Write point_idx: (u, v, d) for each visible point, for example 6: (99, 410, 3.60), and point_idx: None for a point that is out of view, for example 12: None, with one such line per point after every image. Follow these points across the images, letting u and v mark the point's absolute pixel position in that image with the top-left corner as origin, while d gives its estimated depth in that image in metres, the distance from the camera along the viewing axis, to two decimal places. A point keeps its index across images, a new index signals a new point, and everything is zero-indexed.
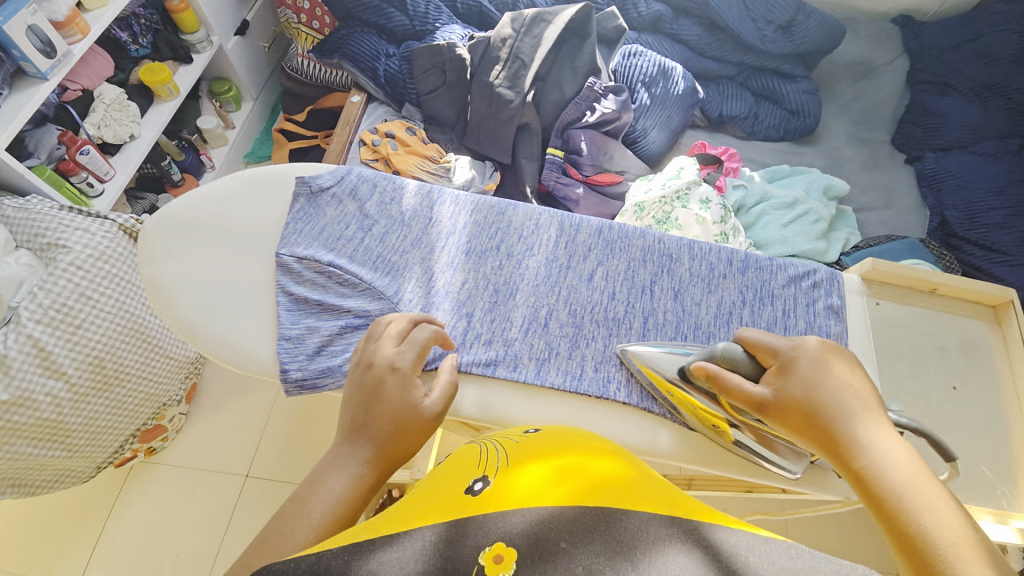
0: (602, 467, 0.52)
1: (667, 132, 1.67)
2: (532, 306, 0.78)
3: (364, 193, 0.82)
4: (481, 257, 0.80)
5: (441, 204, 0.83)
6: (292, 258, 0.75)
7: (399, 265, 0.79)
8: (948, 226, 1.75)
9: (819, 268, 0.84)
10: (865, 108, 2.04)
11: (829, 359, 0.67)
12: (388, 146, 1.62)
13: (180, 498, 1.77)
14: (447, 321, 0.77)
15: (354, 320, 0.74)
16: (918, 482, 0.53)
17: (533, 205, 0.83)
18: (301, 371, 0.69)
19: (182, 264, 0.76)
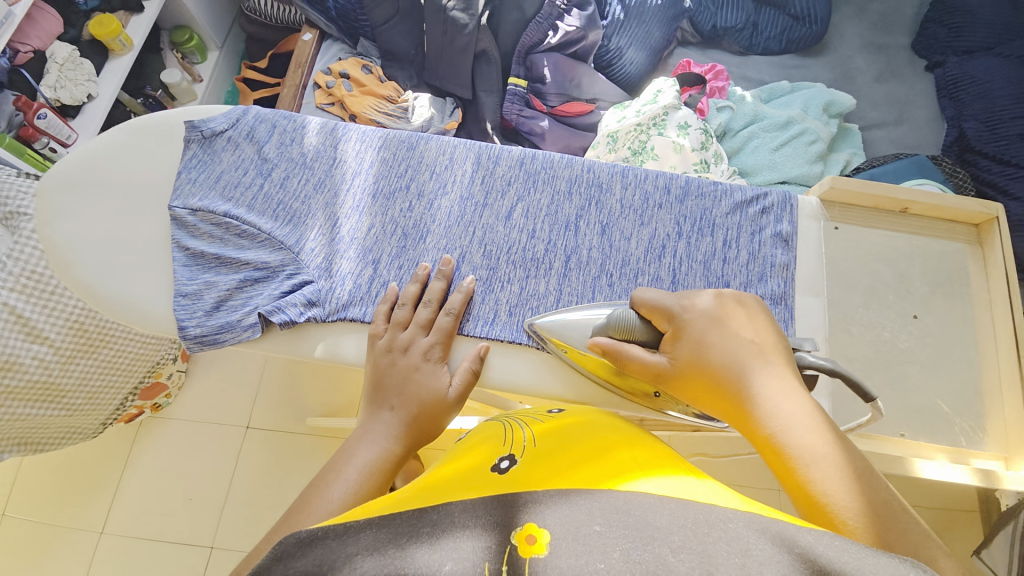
0: (628, 453, 0.57)
1: (646, 50, 1.49)
2: (442, 249, 0.75)
3: (263, 135, 0.80)
4: (390, 199, 0.77)
5: (346, 142, 0.81)
6: (186, 211, 0.75)
7: (301, 212, 0.77)
8: (965, 140, 1.57)
9: (771, 192, 0.75)
10: (884, 8, 1.79)
11: (726, 316, 0.63)
12: (342, 88, 1.51)
13: (187, 449, 1.88)
14: (353, 270, 0.75)
15: (254, 272, 0.74)
16: (812, 436, 0.51)
17: (446, 138, 0.79)
18: (198, 328, 0.70)
19: (75, 221, 0.75)
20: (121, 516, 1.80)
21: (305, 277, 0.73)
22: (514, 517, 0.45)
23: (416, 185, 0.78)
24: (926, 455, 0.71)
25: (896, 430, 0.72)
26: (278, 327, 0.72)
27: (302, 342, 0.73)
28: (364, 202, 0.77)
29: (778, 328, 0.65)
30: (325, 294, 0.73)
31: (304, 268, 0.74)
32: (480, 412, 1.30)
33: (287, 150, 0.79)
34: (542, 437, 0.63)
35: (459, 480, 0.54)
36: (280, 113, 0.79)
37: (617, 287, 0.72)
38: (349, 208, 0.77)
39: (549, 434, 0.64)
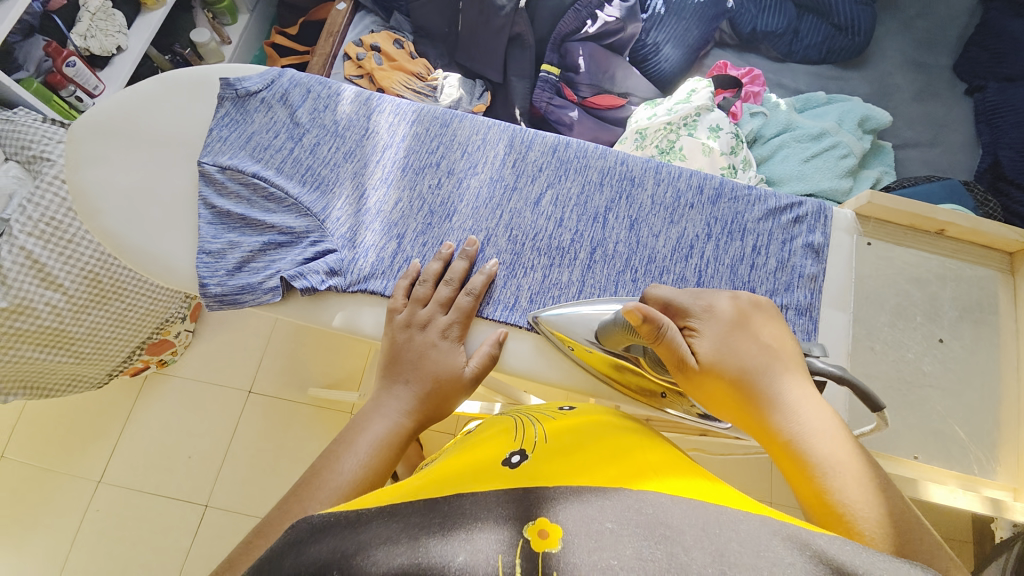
0: (639, 456, 0.56)
1: (683, 48, 1.46)
2: (468, 230, 0.74)
3: (297, 99, 0.80)
4: (419, 174, 0.77)
5: (379, 113, 0.80)
6: (215, 168, 0.75)
7: (329, 180, 0.76)
8: (999, 168, 1.53)
9: (806, 201, 0.73)
10: (929, 26, 1.74)
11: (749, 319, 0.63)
12: (372, 61, 1.50)
13: (189, 408, 1.90)
14: (376, 242, 0.74)
15: (279, 236, 0.74)
16: (834, 445, 0.52)
17: (481, 118, 0.78)
18: (220, 287, 0.70)
19: (104, 171, 0.75)
20: (120, 466, 1.83)
21: (328, 245, 0.73)
22: (527, 512, 0.44)
23: (446, 162, 0.77)
24: (936, 480, 0.71)
25: (909, 453, 0.71)
26: (298, 293, 0.72)
27: (321, 310, 0.73)
28: (393, 175, 0.76)
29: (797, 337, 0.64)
30: (346, 264, 0.73)
31: (328, 237, 0.74)
32: (486, 398, 1.30)
33: (319, 116, 0.78)
34: (555, 434, 0.63)
35: (469, 472, 0.53)
36: (316, 79, 0.78)
37: (640, 283, 0.71)
38: (377, 180, 0.76)
39: (558, 431, 0.64)
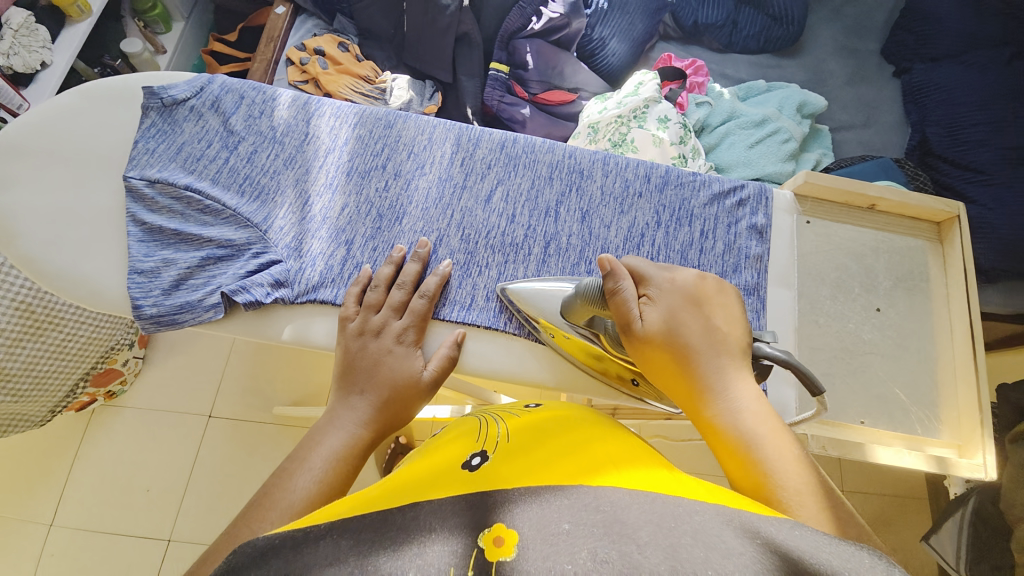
0: (597, 450, 0.57)
1: (628, 42, 1.49)
2: (419, 231, 0.73)
3: (230, 105, 0.76)
4: (365, 178, 0.75)
5: (319, 116, 0.77)
6: (144, 183, 0.71)
7: (270, 189, 0.73)
8: (927, 145, 1.62)
9: (748, 184, 0.76)
10: (855, 14, 1.85)
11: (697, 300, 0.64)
12: (317, 65, 1.46)
13: (145, 439, 1.80)
14: (325, 250, 0.72)
15: (218, 250, 0.70)
16: (767, 428, 0.53)
17: (425, 117, 0.77)
18: (156, 308, 0.66)
19: (17, 192, 0.69)
20: (71, 508, 1.71)
21: (273, 257, 0.70)
22: (483, 519, 0.44)
23: (392, 164, 0.75)
24: (883, 442, 0.74)
25: (858, 419, 0.74)
26: (244, 308, 0.69)
27: (270, 325, 0.70)
28: (338, 179, 0.74)
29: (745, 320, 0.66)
30: (294, 274, 0.70)
31: (272, 248, 0.71)
32: (458, 401, 1.28)
33: (255, 123, 0.75)
34: (516, 434, 0.63)
35: (427, 479, 0.53)
36: (247, 84, 0.75)
37: (595, 274, 0.72)
38: (321, 186, 0.74)
39: (520, 430, 0.64)
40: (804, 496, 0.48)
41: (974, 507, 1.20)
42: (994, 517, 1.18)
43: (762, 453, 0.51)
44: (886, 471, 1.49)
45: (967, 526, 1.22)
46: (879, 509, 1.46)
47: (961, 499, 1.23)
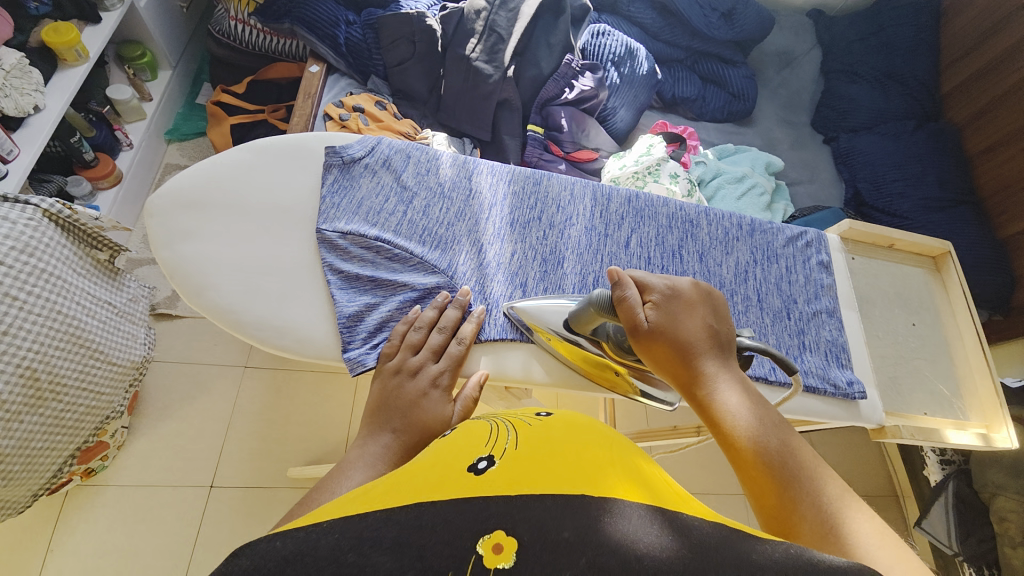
0: (592, 451, 0.58)
1: (633, 111, 1.74)
2: (580, 273, 0.84)
3: (399, 164, 0.90)
4: (526, 228, 0.86)
5: (478, 174, 0.90)
6: (336, 234, 0.83)
7: (447, 239, 0.85)
8: (860, 197, 2.04)
9: (808, 230, 0.95)
10: (790, 93, 2.30)
11: (695, 303, 0.72)
12: (359, 121, 1.53)
13: (133, 520, 1.60)
14: (504, 292, 0.83)
15: (411, 293, 0.82)
16: (753, 413, 0.62)
17: (567, 176, 0.89)
18: (362, 350, 0.78)
19: (200, 244, 0.84)
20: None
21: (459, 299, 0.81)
22: (481, 521, 0.44)
23: (546, 216, 0.87)
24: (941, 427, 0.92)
25: (922, 410, 0.92)
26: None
27: (467, 363, 0.80)
28: (504, 230, 0.86)
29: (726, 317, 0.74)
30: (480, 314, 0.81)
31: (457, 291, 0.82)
32: None
33: (425, 179, 0.88)
34: (528, 437, 0.60)
35: (432, 482, 0.50)
36: (417, 147, 0.89)
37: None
38: (490, 235, 0.86)
39: (532, 435, 0.61)
40: (788, 462, 0.58)
41: (953, 491, 1.51)
42: (969, 497, 1.49)
43: (752, 433, 0.60)
44: (856, 473, 1.80)
45: (951, 507, 1.50)
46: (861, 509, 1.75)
47: (942, 487, 1.54)
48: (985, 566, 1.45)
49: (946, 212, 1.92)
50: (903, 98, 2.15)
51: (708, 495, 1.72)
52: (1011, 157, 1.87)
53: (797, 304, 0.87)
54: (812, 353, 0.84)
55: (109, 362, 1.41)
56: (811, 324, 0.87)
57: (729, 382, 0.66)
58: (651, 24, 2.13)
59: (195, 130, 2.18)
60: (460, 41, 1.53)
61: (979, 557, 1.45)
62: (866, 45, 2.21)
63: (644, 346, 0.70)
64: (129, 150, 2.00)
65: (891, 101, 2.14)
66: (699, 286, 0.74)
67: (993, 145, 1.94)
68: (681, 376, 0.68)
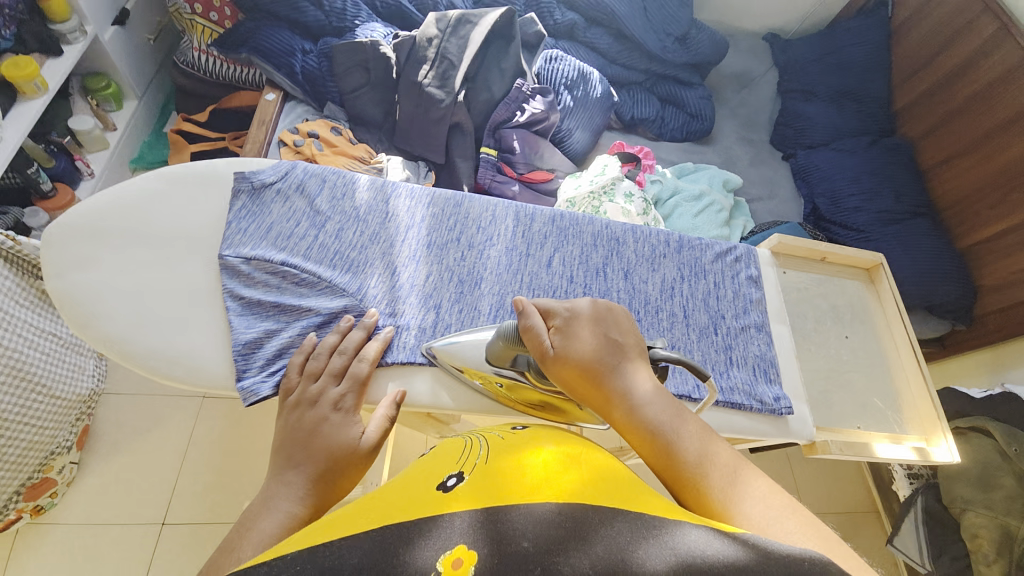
0: (555, 459, 0.61)
1: (589, 132, 1.78)
2: (496, 294, 0.84)
3: (314, 188, 0.91)
4: (442, 249, 0.87)
5: (396, 198, 0.92)
6: (241, 260, 0.84)
7: (359, 262, 0.86)
8: (818, 211, 2.07)
9: (738, 245, 0.96)
10: (749, 113, 2.36)
11: (599, 318, 0.71)
12: (312, 147, 1.54)
13: (83, 559, 1.53)
14: (416, 314, 0.83)
15: (318, 317, 0.82)
16: (689, 429, 0.62)
17: (487, 197, 0.90)
18: (259, 377, 0.77)
19: (94, 272, 0.83)
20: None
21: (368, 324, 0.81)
22: (444, 539, 0.46)
23: (465, 237, 0.88)
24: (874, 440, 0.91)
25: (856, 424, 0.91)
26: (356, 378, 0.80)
27: (372, 387, 0.79)
28: (419, 252, 0.87)
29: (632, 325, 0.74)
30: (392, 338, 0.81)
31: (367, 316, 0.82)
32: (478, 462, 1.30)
33: (339, 204, 0.90)
34: (500, 451, 0.65)
35: (387, 508, 0.53)
36: (331, 172, 0.90)
37: (643, 322, 0.83)
38: (405, 258, 0.87)
39: (499, 450, 0.65)
40: (709, 470, 0.58)
41: (922, 506, 1.46)
42: (939, 512, 1.44)
43: (696, 452, 0.60)
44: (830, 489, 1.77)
45: (922, 524, 1.45)
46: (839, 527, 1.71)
47: (911, 501, 1.49)
48: None
49: (904, 224, 1.93)
50: (856, 115, 2.21)
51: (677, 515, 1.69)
52: (966, 169, 1.88)
53: (725, 320, 0.87)
54: (739, 368, 0.84)
55: (53, 396, 1.38)
56: (738, 337, 0.86)
57: (646, 395, 0.66)
58: (609, 49, 2.19)
59: (160, 159, 2.19)
60: (412, 67, 1.56)
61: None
62: (820, 65, 2.27)
63: (555, 370, 0.70)
64: (91, 179, 1.99)
65: (845, 118, 2.19)
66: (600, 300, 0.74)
67: (947, 158, 1.96)
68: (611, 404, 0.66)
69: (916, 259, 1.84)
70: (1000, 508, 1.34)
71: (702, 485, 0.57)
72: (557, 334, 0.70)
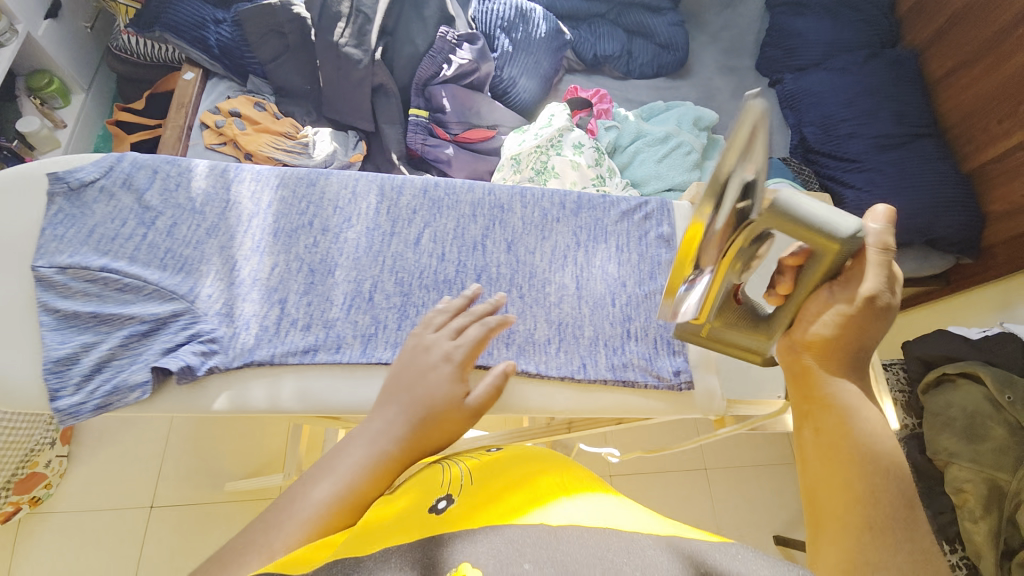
0: (562, 483, 0.54)
1: (537, 79, 1.62)
2: (352, 281, 0.80)
3: (143, 182, 0.84)
4: (293, 236, 0.83)
5: (239, 183, 0.86)
6: (55, 270, 0.77)
7: (193, 259, 0.80)
8: (807, 143, 1.81)
9: (650, 202, 0.91)
10: (732, 37, 2.10)
11: (855, 268, 0.57)
12: (234, 127, 1.45)
13: (84, 542, 1.62)
14: (257, 310, 0.78)
15: (141, 325, 0.76)
16: (880, 421, 0.51)
17: (346, 173, 0.86)
18: (72, 396, 0.71)
19: None
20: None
21: (203, 325, 0.76)
22: (440, 559, 0.42)
23: (318, 220, 0.84)
24: None
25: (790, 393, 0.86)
26: (174, 382, 0.73)
27: (200, 396, 0.74)
28: (264, 242, 0.82)
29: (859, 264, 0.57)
30: (226, 339, 0.75)
31: (200, 317, 0.76)
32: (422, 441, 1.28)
33: (170, 196, 0.83)
34: (483, 474, 0.56)
35: (392, 534, 0.46)
36: (161, 160, 0.83)
37: (526, 295, 0.83)
38: (248, 249, 0.82)
39: (489, 466, 0.58)
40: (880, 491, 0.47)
41: (905, 458, 1.39)
42: (924, 465, 1.36)
43: (881, 447, 0.49)
44: None
45: (904, 476, 1.38)
46: None
47: (896, 452, 1.42)
48: (945, 539, 1.31)
49: (901, 149, 1.67)
50: (856, 26, 1.91)
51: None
52: (975, 79, 1.63)
53: (626, 287, 0.85)
54: (637, 342, 0.83)
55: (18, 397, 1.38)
56: (641, 310, 0.84)
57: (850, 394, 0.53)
58: None
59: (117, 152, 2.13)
60: (326, 26, 1.42)
61: (936, 529, 1.32)
62: None
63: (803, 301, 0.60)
64: None
65: (842, 31, 1.90)
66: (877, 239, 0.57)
67: (954, 68, 1.70)
68: (807, 374, 0.56)
69: (915, 189, 1.60)
70: (986, 460, 1.23)
71: (858, 500, 0.46)
72: (799, 260, 0.59)
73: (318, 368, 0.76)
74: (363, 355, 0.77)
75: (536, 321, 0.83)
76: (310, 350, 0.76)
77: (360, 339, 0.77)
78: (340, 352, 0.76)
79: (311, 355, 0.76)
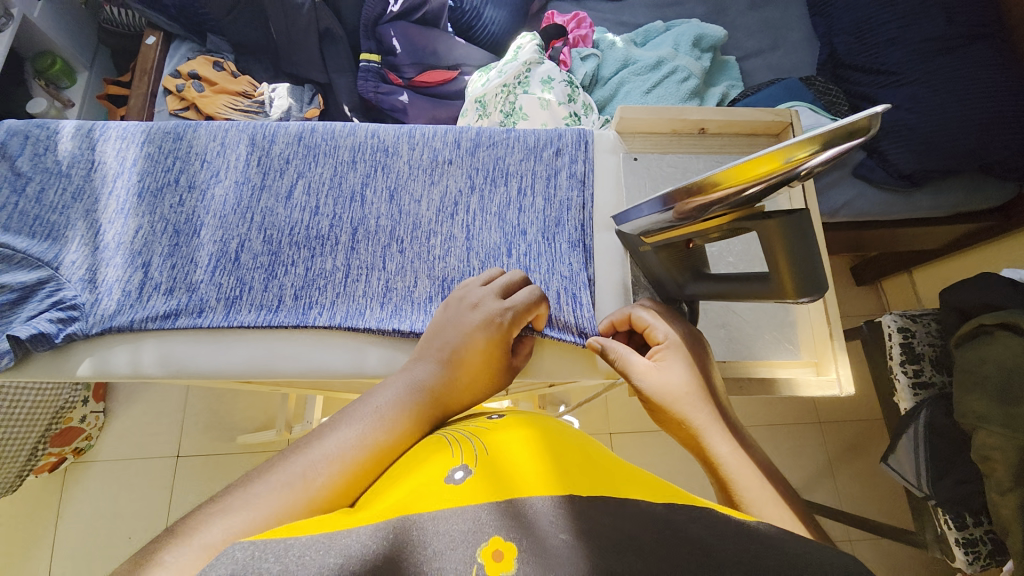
0: (589, 467, 0.47)
1: (505, 6, 1.45)
2: (217, 241, 0.79)
3: (14, 147, 0.84)
4: (158, 195, 0.82)
5: (106, 142, 0.85)
6: None
7: (60, 225, 0.80)
8: (837, 56, 1.44)
9: (565, 134, 0.87)
10: None
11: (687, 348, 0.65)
12: (192, 89, 1.38)
13: (121, 488, 1.65)
14: (122, 274, 0.77)
15: (11, 293, 0.74)
16: (749, 471, 0.52)
17: (213, 125, 0.85)
18: None
19: None
20: (63, 565, 1.58)
21: (65, 292, 0.75)
22: (470, 533, 0.37)
23: (185, 177, 0.83)
24: (771, 366, 0.79)
25: (722, 356, 0.79)
26: (35, 350, 0.73)
27: (67, 362, 0.75)
28: (129, 203, 0.81)
29: (701, 348, 0.66)
30: (88, 306, 0.75)
31: (65, 284, 0.76)
32: None
33: (39, 161, 0.83)
34: (499, 447, 0.50)
35: (407, 500, 0.42)
36: (25, 124, 0.83)
37: (413, 248, 0.81)
38: (112, 212, 0.81)
39: (503, 436, 0.52)
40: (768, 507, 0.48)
41: (926, 421, 1.14)
42: (948, 429, 1.11)
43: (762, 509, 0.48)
44: (836, 404, 1.59)
45: (923, 442, 1.13)
46: (845, 436, 1.57)
47: (912, 414, 1.17)
48: (965, 512, 1.09)
49: (954, 56, 1.25)
50: None
51: (643, 434, 1.48)
52: None
53: (526, 235, 0.82)
54: None
55: None
56: (543, 261, 0.80)
57: (732, 454, 0.54)
58: None
59: None
60: None
61: (956, 502, 1.09)
62: None
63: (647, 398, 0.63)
64: None
65: None
66: (693, 333, 0.68)
67: None
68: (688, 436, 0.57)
69: (964, 100, 1.20)
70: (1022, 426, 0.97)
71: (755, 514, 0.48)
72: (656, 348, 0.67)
73: (179, 332, 0.76)
74: (227, 319, 0.76)
75: (416, 275, 0.79)
76: (169, 314, 0.75)
77: (222, 302, 0.76)
78: (202, 316, 0.76)
79: (172, 320, 0.75)
